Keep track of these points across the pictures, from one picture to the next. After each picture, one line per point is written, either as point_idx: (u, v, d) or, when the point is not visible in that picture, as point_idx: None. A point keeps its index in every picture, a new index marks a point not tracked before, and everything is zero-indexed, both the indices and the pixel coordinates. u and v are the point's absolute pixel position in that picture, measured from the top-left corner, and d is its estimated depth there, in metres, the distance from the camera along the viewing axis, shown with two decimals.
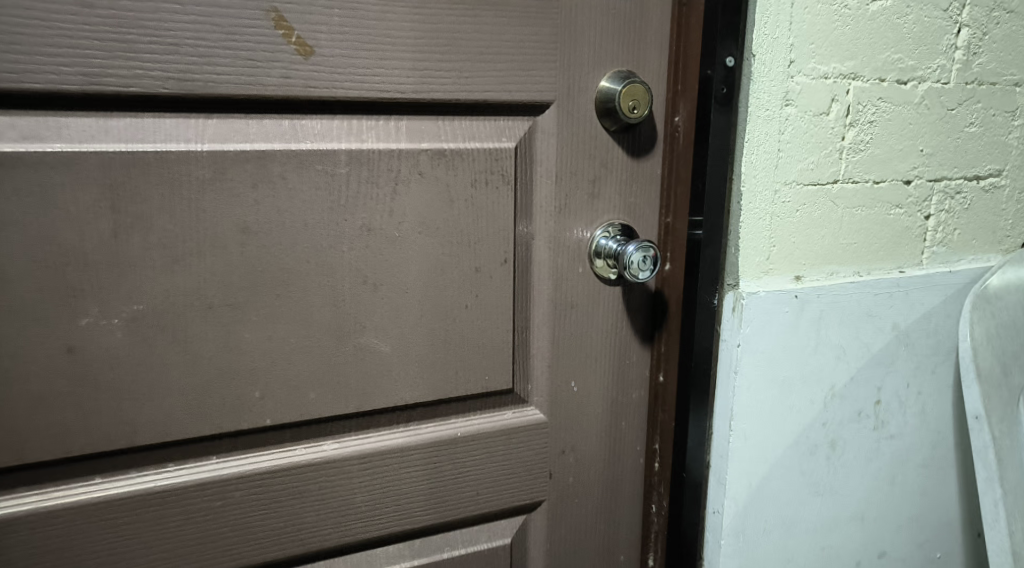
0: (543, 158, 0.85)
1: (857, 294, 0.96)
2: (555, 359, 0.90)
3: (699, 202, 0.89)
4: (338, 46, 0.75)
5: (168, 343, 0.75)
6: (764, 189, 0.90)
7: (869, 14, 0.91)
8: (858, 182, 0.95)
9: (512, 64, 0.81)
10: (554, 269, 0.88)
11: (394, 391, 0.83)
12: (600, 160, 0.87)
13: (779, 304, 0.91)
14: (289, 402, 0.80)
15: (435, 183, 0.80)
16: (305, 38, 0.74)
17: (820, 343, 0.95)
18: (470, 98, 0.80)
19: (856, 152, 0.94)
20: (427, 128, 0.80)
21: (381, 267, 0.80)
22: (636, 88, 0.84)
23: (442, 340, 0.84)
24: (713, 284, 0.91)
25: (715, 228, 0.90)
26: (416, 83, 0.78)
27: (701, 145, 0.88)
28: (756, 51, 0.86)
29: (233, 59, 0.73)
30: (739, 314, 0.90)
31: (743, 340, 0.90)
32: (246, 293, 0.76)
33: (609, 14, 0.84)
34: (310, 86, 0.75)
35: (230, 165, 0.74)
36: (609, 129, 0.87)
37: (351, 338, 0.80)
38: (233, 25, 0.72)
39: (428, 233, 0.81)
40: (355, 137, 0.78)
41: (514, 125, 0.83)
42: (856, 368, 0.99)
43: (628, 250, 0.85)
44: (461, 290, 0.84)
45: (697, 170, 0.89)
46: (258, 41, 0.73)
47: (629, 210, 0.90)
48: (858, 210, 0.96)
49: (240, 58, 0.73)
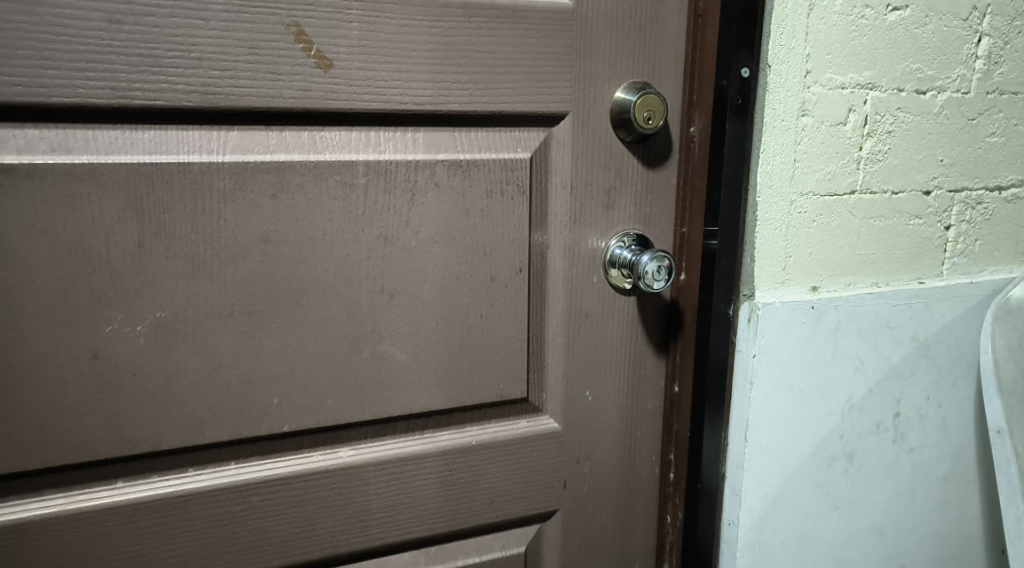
0: (558, 169, 0.85)
1: (875, 306, 0.96)
2: (570, 368, 0.91)
3: (715, 212, 0.90)
4: (357, 59, 0.76)
5: (189, 351, 0.76)
6: (780, 199, 0.90)
7: (887, 24, 0.91)
8: (876, 193, 0.95)
9: (528, 75, 0.82)
10: (569, 279, 0.88)
11: (410, 400, 0.84)
12: (615, 170, 0.88)
13: (794, 314, 0.92)
14: (306, 410, 0.80)
15: (451, 194, 0.81)
16: (324, 52, 0.75)
17: (838, 354, 0.95)
18: (486, 109, 0.81)
19: (874, 162, 0.94)
20: (443, 139, 0.81)
21: (398, 276, 0.81)
22: (651, 99, 0.84)
23: (458, 349, 0.85)
24: (728, 294, 0.92)
25: (732, 238, 0.90)
26: (433, 94, 0.79)
27: (717, 155, 0.88)
28: (771, 62, 0.86)
29: (256, 72, 0.74)
30: (755, 324, 0.91)
31: (758, 350, 0.91)
32: (265, 302, 0.77)
33: (625, 26, 0.85)
34: (329, 98, 0.76)
35: (251, 175, 0.75)
36: (624, 139, 0.87)
37: (368, 345, 0.81)
38: (256, 40, 0.73)
39: (443, 242, 0.82)
40: (372, 148, 0.78)
41: (530, 136, 0.84)
42: (874, 379, 0.99)
43: (643, 260, 0.86)
44: (477, 300, 0.84)
45: (712, 179, 0.89)
46: (280, 54, 0.74)
47: (644, 220, 0.91)
48: (877, 221, 0.96)
49: (262, 71, 0.74)
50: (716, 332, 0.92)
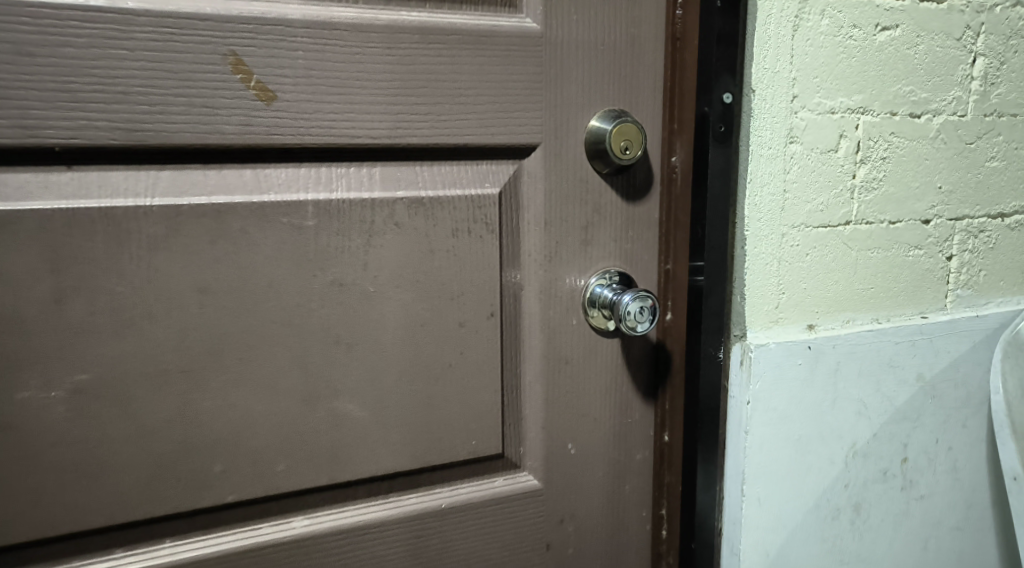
0: (530, 205, 0.79)
1: (875, 343, 0.91)
2: (548, 419, 0.84)
3: (701, 248, 0.83)
4: (303, 90, 0.70)
5: (116, 416, 0.69)
6: (770, 232, 0.84)
7: (877, 44, 0.85)
8: (871, 223, 0.90)
9: (494, 105, 0.76)
10: (545, 322, 0.82)
11: (372, 461, 0.76)
12: (592, 205, 0.82)
13: (790, 356, 0.86)
14: (254, 476, 0.73)
15: (413, 234, 0.74)
16: (266, 83, 0.69)
17: (838, 398, 0.90)
18: (449, 142, 0.75)
19: (869, 191, 0.88)
20: (403, 175, 0.74)
21: (355, 325, 0.74)
22: (628, 127, 0.78)
23: (424, 403, 0.77)
24: (718, 336, 0.86)
25: (719, 273, 0.84)
26: (389, 127, 0.72)
27: (700, 187, 0.82)
28: (755, 86, 0.80)
29: (187, 106, 0.67)
30: (748, 367, 0.84)
31: (752, 397, 0.85)
32: (204, 359, 0.70)
33: (597, 51, 0.79)
34: (273, 133, 0.69)
35: (184, 220, 0.68)
36: (600, 171, 0.81)
37: (324, 403, 0.74)
38: (187, 71, 0.67)
39: (406, 287, 0.75)
40: (324, 187, 0.72)
41: (498, 169, 0.78)
42: (879, 423, 0.93)
43: (624, 300, 0.79)
44: (444, 348, 0.77)
45: (696, 212, 0.83)
46: (216, 87, 0.68)
47: (624, 256, 0.84)
48: (875, 252, 0.91)
49: (195, 105, 0.67)
50: (705, 374, 0.86)
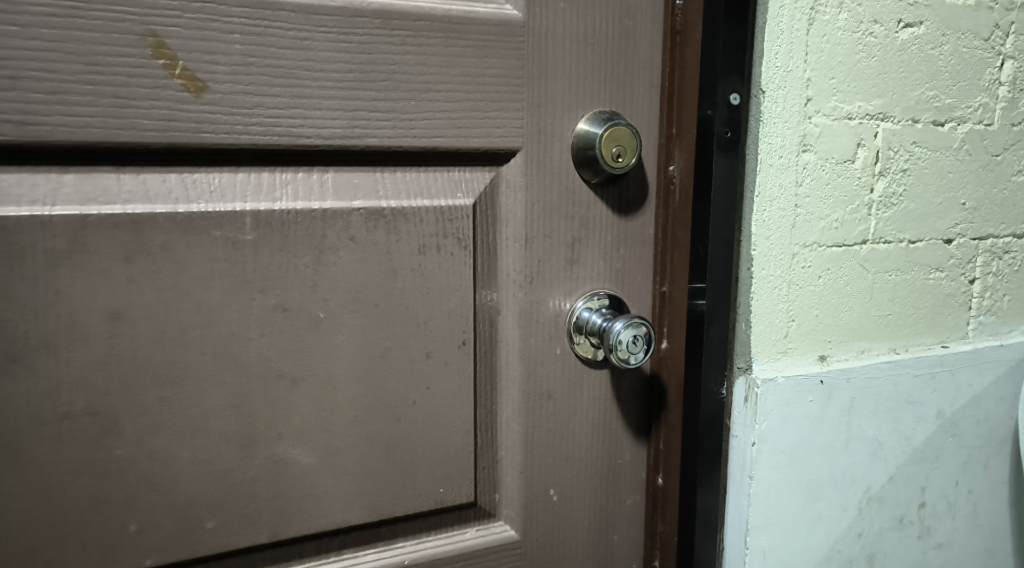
0: (508, 218, 0.69)
1: (893, 376, 0.82)
2: (527, 462, 0.74)
3: (701, 269, 0.73)
4: (240, 81, 0.59)
5: (8, 466, 0.58)
6: (779, 252, 0.74)
7: (899, 43, 0.76)
8: (890, 243, 0.80)
9: (467, 103, 0.66)
10: (524, 352, 0.72)
11: (321, 514, 0.66)
12: (579, 219, 0.72)
13: (801, 391, 0.77)
14: (179, 534, 0.62)
15: (371, 251, 0.64)
16: (193, 71, 0.58)
17: (852, 438, 0.81)
18: (415, 145, 0.65)
19: (888, 207, 0.79)
20: (360, 182, 0.64)
21: (302, 356, 0.63)
22: (620, 131, 0.69)
23: (383, 447, 0.67)
24: (720, 370, 0.76)
25: (722, 297, 0.74)
26: (343, 126, 0.62)
27: (701, 200, 0.72)
28: (765, 87, 0.71)
29: (96, 96, 0.57)
30: (754, 405, 0.75)
31: (758, 437, 0.75)
32: (115, 397, 0.59)
33: (586, 43, 0.69)
34: (202, 132, 0.59)
35: (92, 233, 0.58)
36: (588, 181, 0.71)
37: (265, 447, 0.63)
38: (97, 54, 0.56)
39: (363, 312, 0.64)
40: (266, 195, 0.61)
41: (472, 177, 0.68)
42: (895, 465, 0.84)
43: (615, 328, 0.70)
44: (407, 383, 0.67)
45: (696, 228, 0.73)
46: (132, 74, 0.57)
47: (614, 277, 0.74)
48: (893, 275, 0.81)
49: (106, 95, 0.57)
50: (705, 410, 0.76)
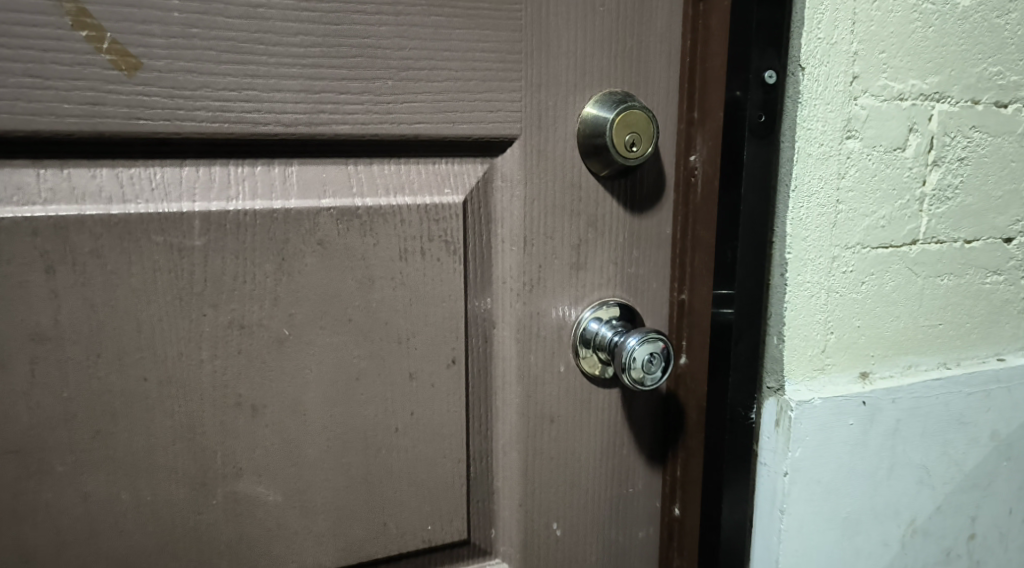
0: (504, 217, 0.60)
1: (943, 396, 0.74)
2: (527, 494, 0.65)
3: (732, 274, 0.64)
4: (181, 57, 0.50)
5: None
6: (817, 255, 0.65)
7: (960, 11, 0.67)
8: (943, 242, 0.72)
9: (455, 83, 0.56)
10: (523, 369, 0.63)
11: (289, 560, 0.57)
12: (587, 217, 0.62)
13: (839, 415, 0.68)
14: None
15: (343, 257, 0.55)
16: (123, 45, 0.49)
17: (895, 465, 0.74)
18: (394, 133, 0.55)
19: (941, 202, 0.71)
20: (330, 177, 0.55)
21: (263, 380, 0.55)
22: (634, 116, 0.59)
23: (360, 482, 0.58)
24: (747, 389, 0.66)
25: (752, 306, 0.65)
26: (308, 110, 0.53)
27: (732, 196, 0.62)
28: (804, 62, 0.61)
29: (6, 76, 0.48)
30: (786, 431, 0.66)
31: (791, 467, 0.67)
32: (40, 430, 0.51)
33: (595, 12, 0.60)
34: (137, 118, 0.50)
35: (7, 239, 0.49)
36: (596, 173, 0.62)
37: (221, 486, 0.55)
38: (5, 25, 0.47)
39: (334, 327, 0.56)
40: (217, 193, 0.53)
41: (462, 170, 0.58)
42: (943, 494, 0.76)
43: (628, 345, 0.61)
44: (388, 408, 0.58)
45: (723, 227, 0.63)
46: (49, 48, 0.48)
47: (625, 283, 0.65)
48: (944, 280, 0.73)
49: (18, 75, 0.48)
50: (732, 436, 0.67)
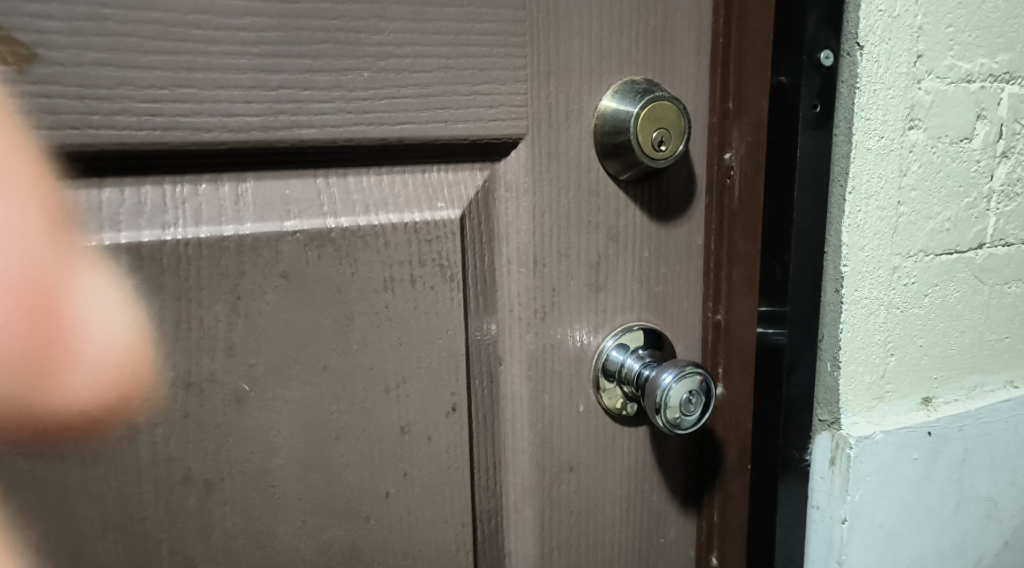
0: (510, 233, 0.50)
1: (1014, 419, 0.67)
2: (544, 557, 0.55)
3: (784, 292, 0.54)
4: (90, 47, 0.41)
5: None
6: (877, 266, 0.55)
7: None
8: (1011, 244, 0.64)
9: (444, 73, 0.46)
10: (537, 412, 0.53)
11: None
12: (607, 229, 0.52)
13: (903, 449, 0.59)
14: None
15: (314, 289, 0.46)
16: (17, 36, 0.40)
17: (963, 499, 0.66)
18: (373, 137, 0.46)
19: (1009, 198, 0.63)
20: (295, 193, 0.45)
21: (218, 442, 0.45)
22: (662, 108, 0.49)
23: (344, 558, 0.48)
24: (800, 426, 0.57)
25: (807, 328, 0.55)
26: (263, 111, 0.43)
27: (782, 197, 0.53)
28: (863, 39, 0.51)
29: None
30: (844, 470, 0.57)
31: (850, 513, 0.57)
32: None
33: None
34: (38, 127, 0.41)
35: None
36: (616, 176, 0.52)
37: None
38: None
39: (306, 376, 0.46)
40: (149, 218, 0.43)
41: (456, 180, 0.48)
42: (1012, 527, 0.70)
43: (661, 383, 0.50)
44: (377, 468, 0.48)
45: (773, 236, 0.54)
46: None
47: (650, 305, 0.55)
48: (1012, 286, 0.65)
49: None
50: (784, 481, 0.57)
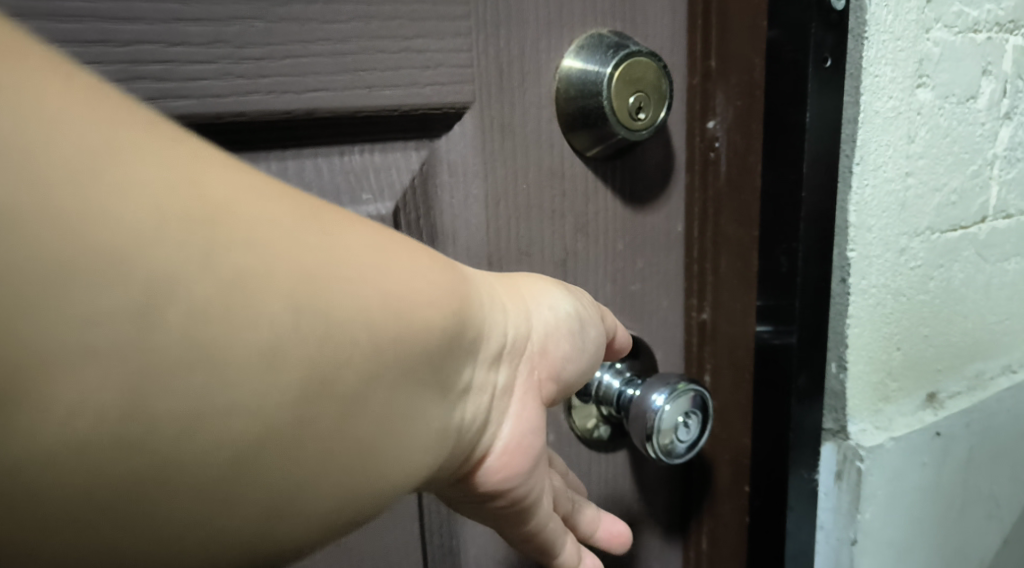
0: (457, 229, 0.40)
1: (1013, 407, 0.61)
2: None
3: (793, 289, 0.44)
4: None
5: None
6: (885, 249, 0.48)
7: None
8: (1011, 216, 0.57)
9: (365, 24, 0.36)
10: None
11: None
12: (574, 217, 0.43)
13: (913, 454, 0.52)
14: None
15: None
16: None
17: (967, 500, 0.59)
18: (273, 108, 0.35)
19: (1012, 165, 0.55)
20: None
21: None
22: (640, 68, 0.40)
23: None
24: (807, 445, 0.47)
25: (817, 327, 0.45)
26: (116, 75, 0.32)
27: (787, 172, 0.42)
28: None
29: None
30: (854, 487, 0.50)
31: (863, 531, 0.50)
32: None
33: None
34: None
35: None
36: (582, 151, 0.42)
37: None
38: None
39: None
40: None
41: (387, 163, 0.38)
42: (1012, 524, 0.64)
43: (651, 405, 0.42)
44: None
45: (779, 219, 0.44)
46: None
47: (625, 307, 0.46)
48: (1013, 263, 0.58)
49: None
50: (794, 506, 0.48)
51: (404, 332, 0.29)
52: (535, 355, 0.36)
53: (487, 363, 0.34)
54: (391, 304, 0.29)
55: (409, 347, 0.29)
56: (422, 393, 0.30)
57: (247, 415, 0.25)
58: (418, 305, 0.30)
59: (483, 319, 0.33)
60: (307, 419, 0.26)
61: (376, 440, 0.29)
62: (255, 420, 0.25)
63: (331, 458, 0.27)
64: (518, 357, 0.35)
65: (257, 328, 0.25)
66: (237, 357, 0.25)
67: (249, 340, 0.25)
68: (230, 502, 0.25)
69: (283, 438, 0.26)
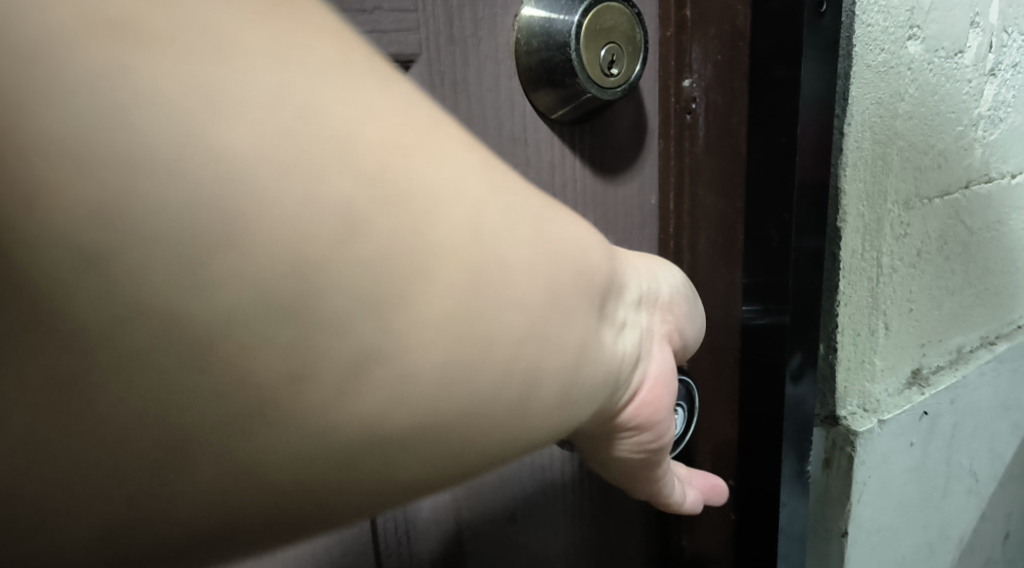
0: None
1: (995, 380, 0.58)
2: None
3: (787, 264, 0.39)
4: None
5: None
6: (874, 218, 0.44)
7: None
8: (993, 178, 0.53)
9: None
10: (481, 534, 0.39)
11: None
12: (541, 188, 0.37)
13: (902, 436, 0.49)
14: None
15: None
16: None
17: (951, 478, 0.56)
18: None
19: (995, 124, 0.52)
20: None
21: None
22: (613, 17, 0.35)
23: None
24: (800, 437, 0.43)
25: (811, 307, 0.41)
26: None
27: (775, 135, 0.38)
28: None
29: None
30: (845, 474, 0.46)
31: (854, 520, 0.47)
32: None
33: None
34: None
35: None
36: (547, 113, 0.36)
37: None
38: None
39: None
40: None
41: None
42: (990, 498, 0.61)
43: None
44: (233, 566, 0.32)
45: (767, 186, 0.39)
46: None
47: None
48: (994, 228, 0.55)
49: None
50: (787, 501, 0.43)
51: (579, 272, 0.26)
52: (666, 306, 0.30)
53: (632, 306, 0.28)
54: (555, 249, 0.25)
55: (558, 284, 0.25)
56: (580, 332, 0.25)
57: (426, 370, 0.22)
58: (562, 248, 0.25)
59: (620, 267, 0.28)
60: (475, 362, 0.23)
61: (558, 390, 0.25)
62: (434, 380, 0.22)
63: (520, 411, 0.24)
64: (652, 307, 0.30)
65: (422, 256, 0.22)
66: (397, 298, 0.21)
67: (428, 279, 0.22)
68: (391, 456, 0.23)
69: (509, 381, 0.24)
